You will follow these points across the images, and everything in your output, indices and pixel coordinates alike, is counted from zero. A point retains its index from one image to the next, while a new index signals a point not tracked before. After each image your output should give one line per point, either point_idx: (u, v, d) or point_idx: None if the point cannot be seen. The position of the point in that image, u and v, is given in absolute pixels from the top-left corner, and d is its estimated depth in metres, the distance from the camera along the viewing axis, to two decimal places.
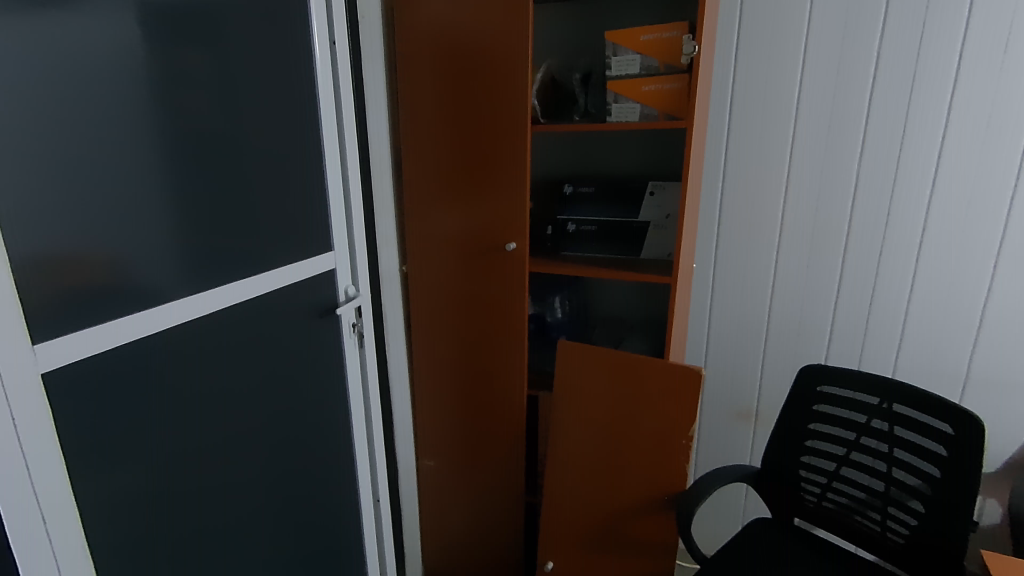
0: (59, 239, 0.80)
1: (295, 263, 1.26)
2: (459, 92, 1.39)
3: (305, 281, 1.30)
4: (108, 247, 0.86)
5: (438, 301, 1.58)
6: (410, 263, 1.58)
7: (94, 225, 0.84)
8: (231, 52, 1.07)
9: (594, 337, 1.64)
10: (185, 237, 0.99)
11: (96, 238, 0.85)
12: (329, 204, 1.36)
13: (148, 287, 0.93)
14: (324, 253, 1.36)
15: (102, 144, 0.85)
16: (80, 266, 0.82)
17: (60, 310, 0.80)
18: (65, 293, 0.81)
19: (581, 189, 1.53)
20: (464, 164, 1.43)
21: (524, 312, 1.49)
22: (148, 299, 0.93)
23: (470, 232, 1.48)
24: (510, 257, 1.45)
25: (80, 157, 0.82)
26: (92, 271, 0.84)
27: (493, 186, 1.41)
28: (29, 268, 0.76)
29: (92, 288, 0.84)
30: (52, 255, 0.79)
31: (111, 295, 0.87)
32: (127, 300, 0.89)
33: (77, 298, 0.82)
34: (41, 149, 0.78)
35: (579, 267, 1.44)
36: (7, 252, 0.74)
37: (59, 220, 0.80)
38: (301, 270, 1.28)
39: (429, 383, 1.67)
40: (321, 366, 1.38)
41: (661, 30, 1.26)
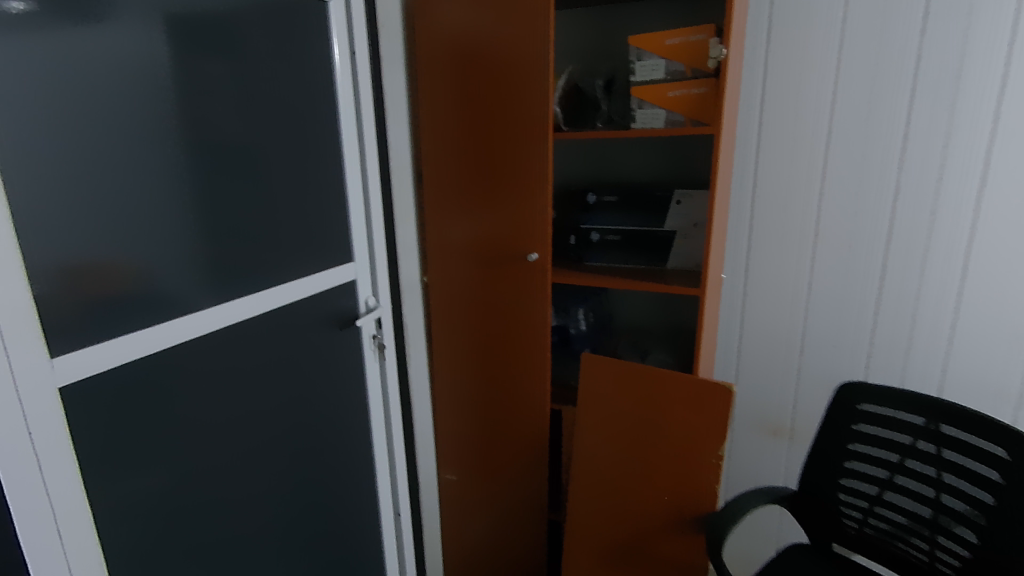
0: (70, 249, 0.79)
1: (313, 273, 1.25)
2: (478, 100, 1.37)
3: (323, 292, 1.29)
4: (123, 258, 0.86)
5: (459, 312, 1.56)
6: (431, 272, 1.56)
7: (111, 237, 0.84)
8: (250, 62, 1.07)
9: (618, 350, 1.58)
10: (202, 248, 0.98)
11: (111, 250, 0.84)
12: (349, 214, 1.35)
13: (166, 300, 0.92)
14: (343, 263, 1.34)
15: (121, 156, 0.85)
16: (92, 277, 0.82)
17: (72, 321, 0.79)
18: (77, 303, 0.80)
19: (605, 198, 1.48)
20: (485, 176, 1.41)
21: (548, 325, 1.45)
22: (164, 312, 0.92)
23: (491, 240, 1.45)
24: (533, 268, 1.41)
25: (99, 170, 0.82)
26: (105, 282, 0.83)
27: (514, 194, 1.39)
28: (39, 279, 0.76)
29: (105, 300, 0.83)
30: (64, 265, 0.78)
31: (128, 308, 0.87)
32: (144, 312, 0.89)
33: (89, 310, 0.81)
34: (59, 163, 0.78)
35: (604, 280, 1.40)
36: (32, 264, 0.75)
37: (74, 232, 0.79)
38: (319, 281, 1.27)
39: (450, 394, 1.65)
40: (340, 377, 1.37)
41: (686, 33, 1.21)
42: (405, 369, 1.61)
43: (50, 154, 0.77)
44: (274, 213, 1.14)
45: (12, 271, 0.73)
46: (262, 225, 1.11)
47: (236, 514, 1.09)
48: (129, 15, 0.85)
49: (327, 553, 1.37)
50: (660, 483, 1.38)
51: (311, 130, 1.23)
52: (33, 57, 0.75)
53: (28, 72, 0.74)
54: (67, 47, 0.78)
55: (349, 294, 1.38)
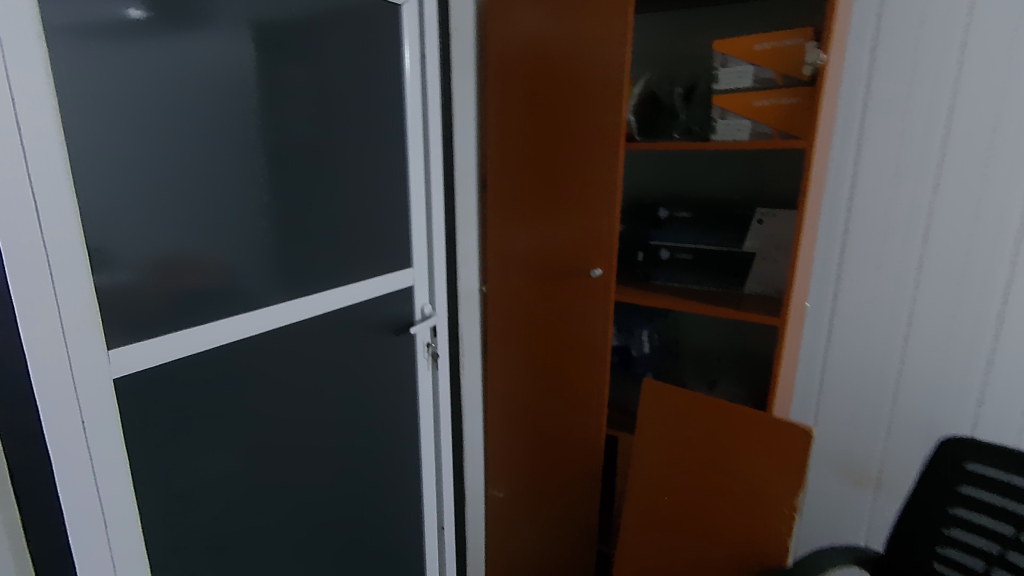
0: (130, 239, 0.79)
1: (372, 276, 1.24)
2: (548, 107, 1.32)
3: (379, 296, 1.27)
4: (185, 251, 0.86)
5: (517, 324, 1.50)
6: (490, 281, 1.52)
7: (175, 232, 0.85)
8: (322, 63, 1.07)
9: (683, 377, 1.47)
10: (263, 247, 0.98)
11: (176, 243, 0.85)
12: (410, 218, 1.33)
13: (225, 295, 0.93)
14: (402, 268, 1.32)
15: (192, 154, 0.85)
16: (152, 269, 0.82)
17: (133, 311, 0.80)
18: (137, 293, 0.81)
19: (679, 213, 1.38)
20: (551, 186, 1.35)
21: (610, 345, 1.37)
22: (224, 308, 0.93)
23: (553, 253, 1.39)
24: (597, 284, 1.34)
25: (169, 165, 0.83)
26: (166, 275, 0.84)
27: (580, 205, 1.32)
28: (101, 268, 0.77)
29: (164, 292, 0.84)
30: (125, 255, 0.79)
31: (188, 302, 0.87)
32: (202, 306, 0.90)
33: (150, 302, 0.82)
34: (133, 156, 0.79)
35: (673, 303, 1.31)
36: (130, 259, 0.80)
37: (141, 222, 0.80)
38: (376, 285, 1.25)
39: (502, 408, 1.60)
40: (390, 383, 1.35)
41: (779, 37, 1.10)
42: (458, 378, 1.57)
43: (124, 147, 0.77)
44: (337, 215, 1.13)
45: (78, 260, 0.74)
46: (324, 226, 1.10)
47: (278, 514, 1.09)
48: (207, 14, 0.86)
49: (369, 561, 1.35)
50: (723, 526, 1.26)
51: (378, 132, 1.22)
52: (117, 53, 0.76)
53: (109, 67, 0.75)
54: (145, 44, 0.78)
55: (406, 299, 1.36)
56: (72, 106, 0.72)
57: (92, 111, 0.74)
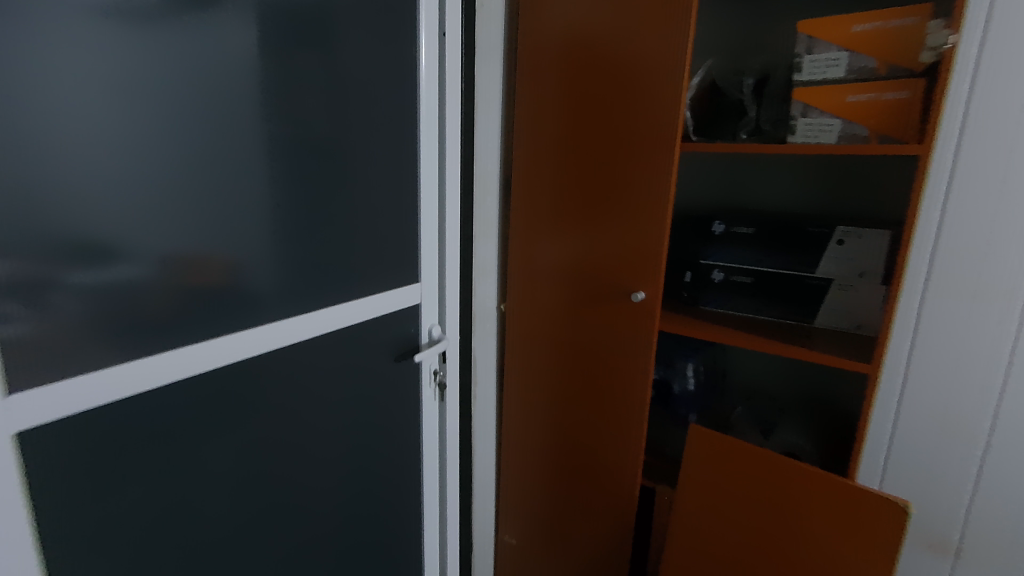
0: (118, 235, 0.65)
1: (374, 293, 1.03)
2: (588, 97, 1.11)
3: (380, 316, 1.06)
4: (180, 250, 0.72)
5: (540, 351, 1.30)
6: (510, 299, 1.31)
7: (170, 227, 0.70)
8: (317, 33, 0.85)
9: (733, 418, 1.27)
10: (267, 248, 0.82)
11: (169, 242, 0.70)
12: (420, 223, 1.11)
13: (225, 305, 0.78)
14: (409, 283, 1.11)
15: (184, 134, 0.70)
16: (144, 271, 0.68)
17: (117, 323, 0.66)
18: (132, 293, 0.67)
19: (740, 228, 1.16)
20: (589, 193, 1.15)
21: (649, 386, 1.16)
22: (220, 319, 0.77)
23: (586, 270, 1.18)
24: (638, 312, 1.13)
25: (161, 146, 0.68)
26: (159, 280, 0.70)
27: (622, 216, 1.11)
28: (83, 269, 0.62)
29: (158, 300, 0.70)
30: (113, 254, 0.65)
31: (183, 313, 0.73)
32: (200, 318, 0.75)
33: (139, 311, 0.68)
34: (120, 133, 0.64)
35: (731, 339, 1.09)
36: (137, 255, 0.67)
37: (128, 215, 0.66)
38: (376, 303, 1.04)
39: (519, 443, 1.39)
40: (387, 417, 1.14)
41: (886, 16, 0.88)
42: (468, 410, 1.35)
43: (106, 121, 0.63)
44: (335, 219, 0.93)
45: (57, 258, 0.60)
46: (316, 233, 0.90)
47: None
48: None
49: None
50: None
51: (391, 120, 1.01)
52: None
53: (66, 18, 0.58)
54: None
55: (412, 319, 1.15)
56: (45, 66, 0.58)
57: (70, 76, 0.59)
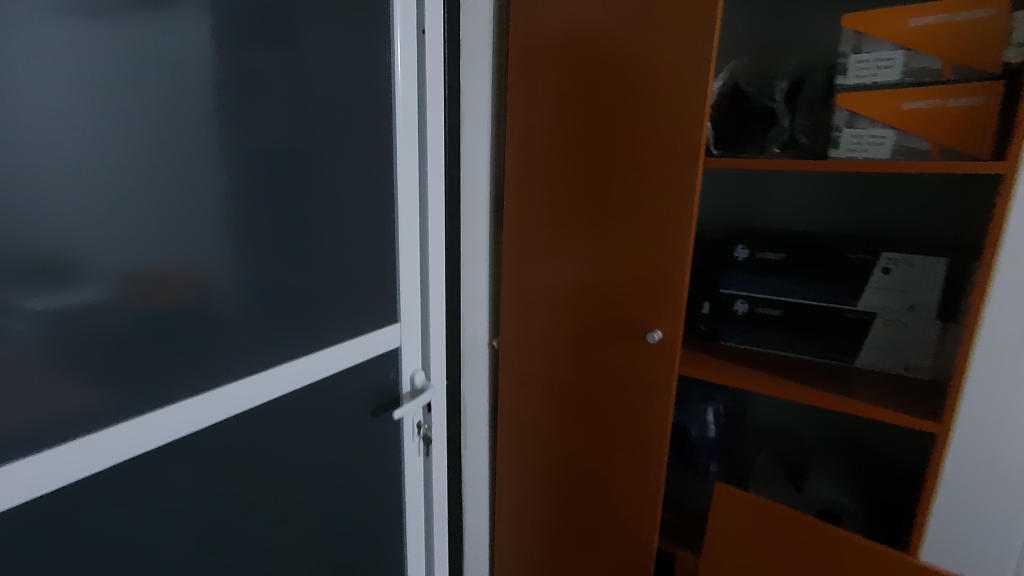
0: (82, 251, 0.56)
1: (336, 343, 0.86)
2: (593, 103, 0.96)
3: (349, 367, 0.89)
4: (161, 269, 0.63)
5: (539, 393, 1.13)
6: (505, 334, 1.15)
7: (142, 239, 0.60)
8: (264, 30, 0.68)
9: (759, 465, 1.12)
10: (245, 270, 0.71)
11: (142, 255, 0.60)
12: (399, 251, 0.94)
13: (206, 328, 0.68)
14: (387, 324, 0.94)
15: (158, 146, 0.60)
16: (116, 287, 0.59)
17: (83, 351, 0.57)
18: (103, 319, 0.58)
19: (769, 253, 1.02)
20: (596, 215, 0.99)
21: (667, 439, 0.99)
22: (194, 364, 0.67)
23: (592, 303, 1.02)
24: (655, 352, 0.97)
25: (124, 152, 0.58)
26: (131, 299, 0.60)
27: (635, 242, 0.95)
28: (42, 289, 0.53)
29: (132, 322, 0.61)
30: (78, 270, 0.56)
31: (157, 339, 0.63)
32: (177, 346, 0.65)
33: (109, 336, 0.59)
34: (80, 131, 0.54)
35: (761, 387, 0.93)
36: (113, 274, 0.58)
37: (92, 227, 0.56)
38: (340, 354, 0.87)
39: (515, 496, 1.23)
40: (354, 482, 0.96)
41: (953, 8, 0.74)
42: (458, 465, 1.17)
43: (60, 121, 0.53)
44: (288, 258, 0.77)
45: (14, 278, 0.51)
46: (265, 276, 0.73)
47: None
48: None
49: None
50: None
51: (363, 133, 0.85)
52: None
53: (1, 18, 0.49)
54: None
55: (391, 364, 0.97)
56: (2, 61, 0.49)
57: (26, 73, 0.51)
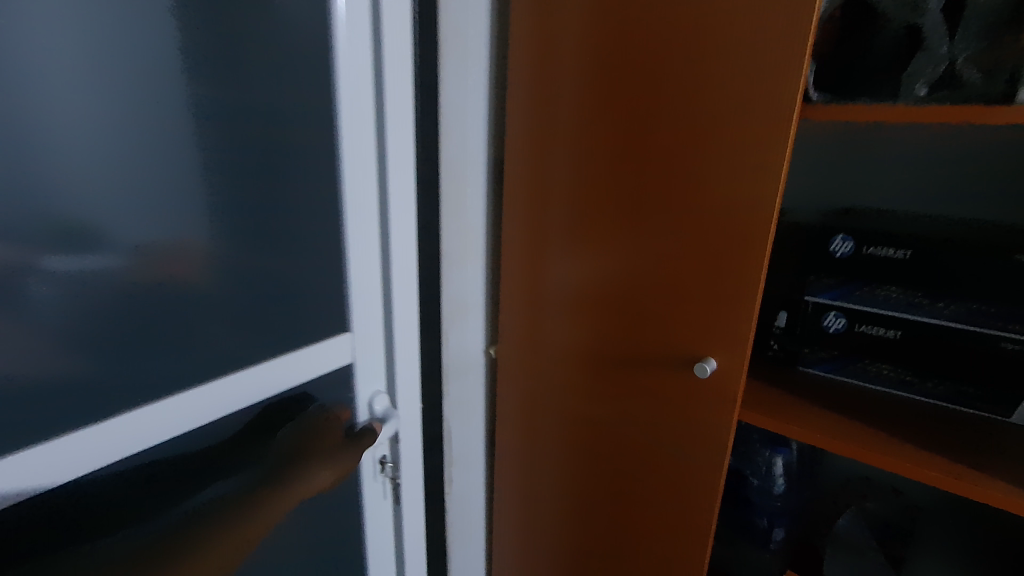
0: (106, 214, 0.50)
1: (251, 366, 0.63)
2: (632, 31, 0.66)
3: (274, 396, 0.66)
4: (171, 242, 0.55)
5: (550, 425, 0.87)
6: (505, 346, 0.89)
7: (162, 203, 0.54)
8: None
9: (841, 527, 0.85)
10: (250, 247, 0.62)
11: (159, 223, 0.54)
12: (346, 241, 0.70)
13: (71, 348, 0.49)
14: (331, 337, 0.71)
15: (176, 106, 0.54)
16: (133, 258, 0.52)
17: (97, 330, 0.51)
18: (114, 290, 0.52)
19: (889, 251, 0.69)
20: (633, 196, 0.70)
21: (717, 509, 0.72)
22: (178, 366, 0.57)
23: (621, 315, 0.74)
24: (705, 393, 0.68)
25: (126, 102, 0.50)
26: (145, 272, 0.54)
27: (686, 233, 0.66)
28: (67, 255, 0.48)
29: (154, 294, 0.54)
30: (99, 235, 0.50)
31: (156, 324, 0.55)
32: (173, 334, 0.56)
33: (127, 309, 0.53)
34: (110, 81, 0.49)
35: (864, 455, 0.63)
36: (135, 243, 0.53)
37: (112, 191, 0.50)
38: (259, 381, 0.63)
39: (519, 547, 0.97)
40: (284, 536, 0.74)
41: None
42: (438, 510, 0.92)
43: (82, 68, 0.47)
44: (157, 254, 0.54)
45: (34, 238, 0.46)
46: (98, 285, 0.50)
47: None
48: None
49: None
50: None
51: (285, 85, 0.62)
52: None
53: None
54: None
55: (340, 387, 0.74)
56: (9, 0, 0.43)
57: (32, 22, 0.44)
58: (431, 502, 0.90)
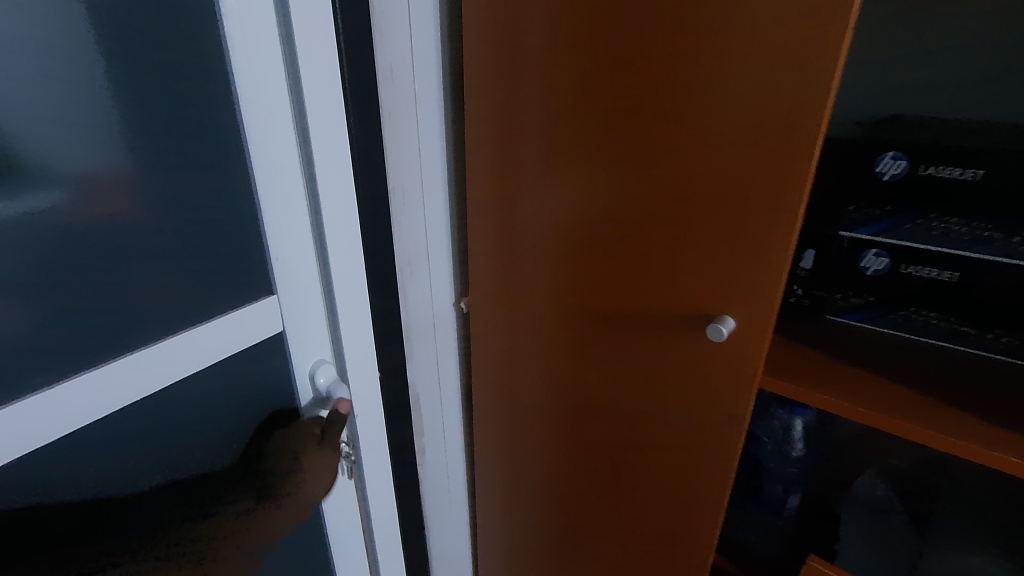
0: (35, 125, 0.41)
1: (157, 343, 0.50)
2: None
3: (183, 379, 0.53)
4: (118, 184, 0.46)
5: (533, 388, 0.76)
6: (478, 299, 0.76)
7: (99, 126, 0.44)
8: None
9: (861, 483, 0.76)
10: (211, 180, 0.52)
11: (94, 151, 0.44)
12: (256, 177, 0.54)
13: None
14: (256, 300, 0.57)
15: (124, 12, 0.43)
16: (77, 199, 0.44)
17: (40, 289, 0.43)
18: (62, 237, 0.43)
19: (956, 171, 0.54)
20: (625, 119, 0.54)
21: (729, 491, 0.61)
22: (109, 333, 0.47)
23: (611, 264, 0.61)
24: (714, 365, 0.56)
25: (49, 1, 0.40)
26: (90, 216, 0.45)
27: (692, 159, 0.51)
28: None
29: (102, 246, 0.46)
30: (32, 170, 0.41)
31: (106, 282, 0.47)
32: (125, 296, 0.48)
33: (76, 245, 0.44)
34: None
35: (847, 410, 0.54)
36: (81, 182, 0.44)
37: (49, 117, 0.41)
38: (159, 365, 0.50)
39: (505, 515, 0.89)
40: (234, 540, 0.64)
41: None
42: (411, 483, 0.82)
43: None
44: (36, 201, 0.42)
45: None
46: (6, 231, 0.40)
47: None
48: None
49: None
50: None
51: None
52: None
53: None
54: None
55: (274, 363, 0.61)
56: None
57: None
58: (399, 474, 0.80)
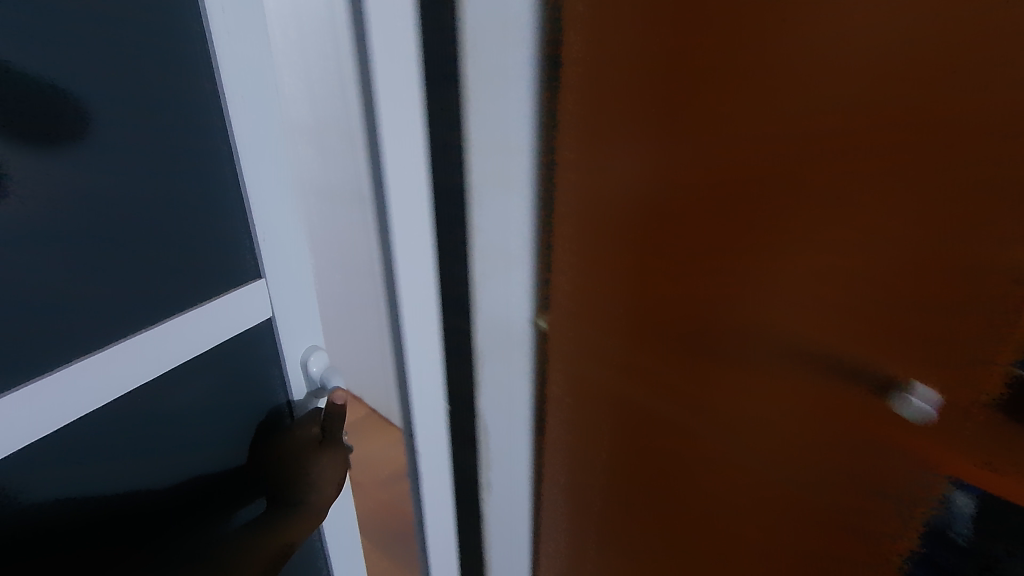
0: (17, 60, 0.36)
1: (129, 338, 0.45)
2: None
3: (170, 371, 0.49)
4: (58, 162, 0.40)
5: (621, 420, 0.63)
6: (559, 314, 0.64)
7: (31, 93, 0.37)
8: None
9: None
10: (195, 142, 0.47)
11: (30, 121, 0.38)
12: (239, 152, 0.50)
13: None
14: (242, 285, 0.52)
15: None
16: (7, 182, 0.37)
17: None
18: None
19: None
20: (783, 100, 0.40)
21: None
22: (68, 331, 0.42)
23: (748, 283, 0.47)
24: (887, 423, 0.42)
25: None
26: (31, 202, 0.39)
27: (897, 148, 0.36)
28: None
29: (40, 233, 0.40)
30: None
31: (56, 276, 0.41)
32: (85, 291, 0.43)
33: (59, 191, 0.40)
34: None
35: (991, 482, 0.39)
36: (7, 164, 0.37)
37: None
38: (141, 357, 0.46)
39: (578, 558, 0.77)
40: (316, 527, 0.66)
41: None
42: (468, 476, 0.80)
43: None
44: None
45: None
46: None
47: None
48: None
49: None
50: None
51: None
52: None
53: None
54: None
55: (259, 349, 0.57)
56: None
57: None
58: (457, 444, 0.77)
